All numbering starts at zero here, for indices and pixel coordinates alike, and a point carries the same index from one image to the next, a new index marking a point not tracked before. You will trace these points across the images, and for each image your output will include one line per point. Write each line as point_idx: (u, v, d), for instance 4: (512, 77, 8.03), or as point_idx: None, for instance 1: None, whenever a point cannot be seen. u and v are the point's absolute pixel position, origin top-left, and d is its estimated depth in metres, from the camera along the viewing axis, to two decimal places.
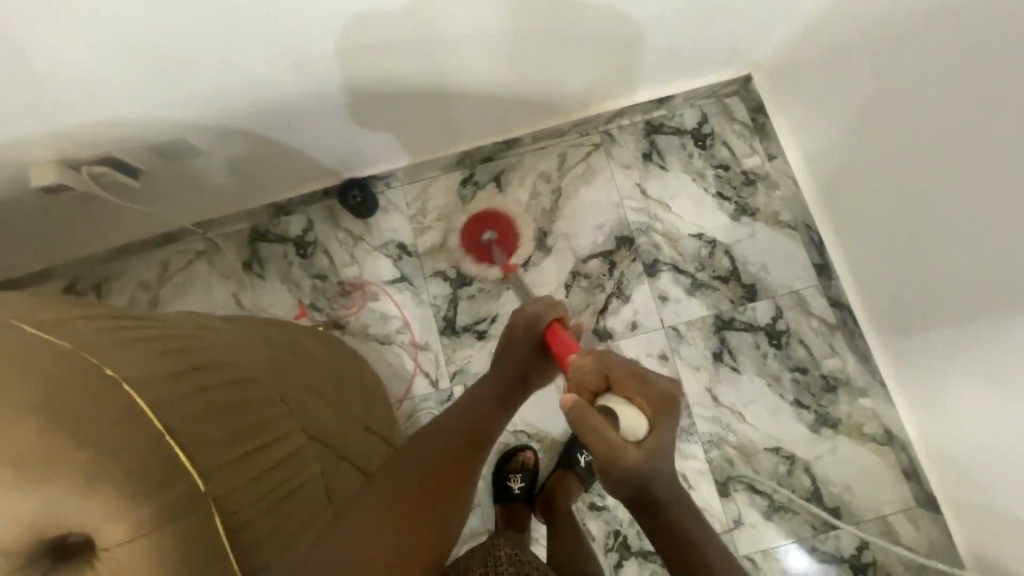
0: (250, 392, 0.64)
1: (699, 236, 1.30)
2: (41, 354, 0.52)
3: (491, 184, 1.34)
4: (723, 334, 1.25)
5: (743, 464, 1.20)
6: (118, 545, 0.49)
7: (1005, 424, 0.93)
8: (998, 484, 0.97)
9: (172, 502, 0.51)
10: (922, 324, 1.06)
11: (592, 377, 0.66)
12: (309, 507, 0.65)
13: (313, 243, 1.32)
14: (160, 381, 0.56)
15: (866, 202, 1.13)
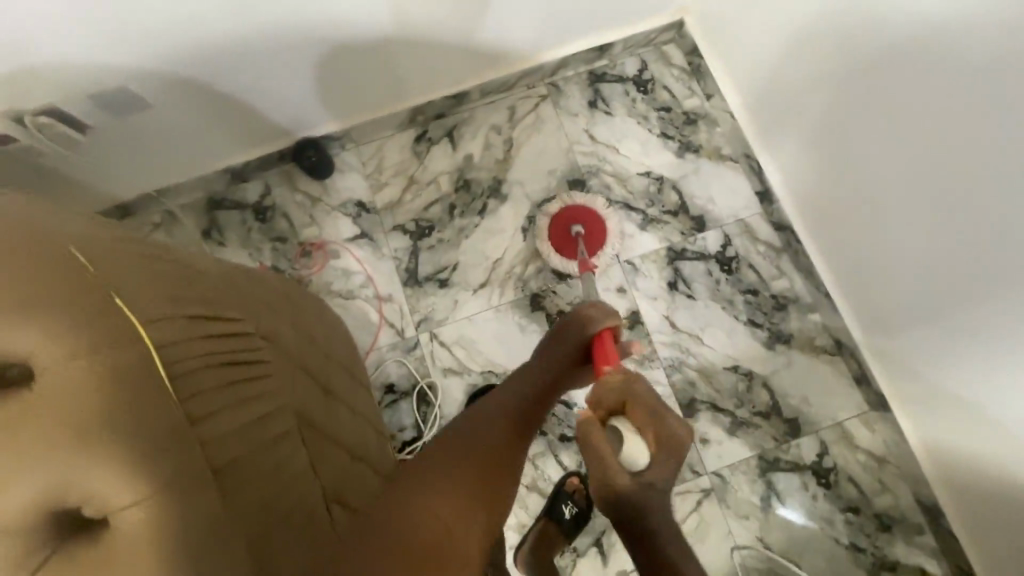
0: (194, 275, 0.66)
1: (647, 174, 1.35)
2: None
3: (444, 139, 1.38)
4: (676, 264, 1.30)
5: (705, 385, 1.24)
6: (62, 367, 0.50)
7: (932, 304, 1.00)
8: (935, 365, 1.04)
9: (112, 332, 0.53)
10: (856, 227, 1.13)
11: (612, 401, 0.70)
12: (262, 389, 0.65)
13: (272, 207, 1.34)
14: (97, 241, 0.58)
15: (795, 123, 1.20)
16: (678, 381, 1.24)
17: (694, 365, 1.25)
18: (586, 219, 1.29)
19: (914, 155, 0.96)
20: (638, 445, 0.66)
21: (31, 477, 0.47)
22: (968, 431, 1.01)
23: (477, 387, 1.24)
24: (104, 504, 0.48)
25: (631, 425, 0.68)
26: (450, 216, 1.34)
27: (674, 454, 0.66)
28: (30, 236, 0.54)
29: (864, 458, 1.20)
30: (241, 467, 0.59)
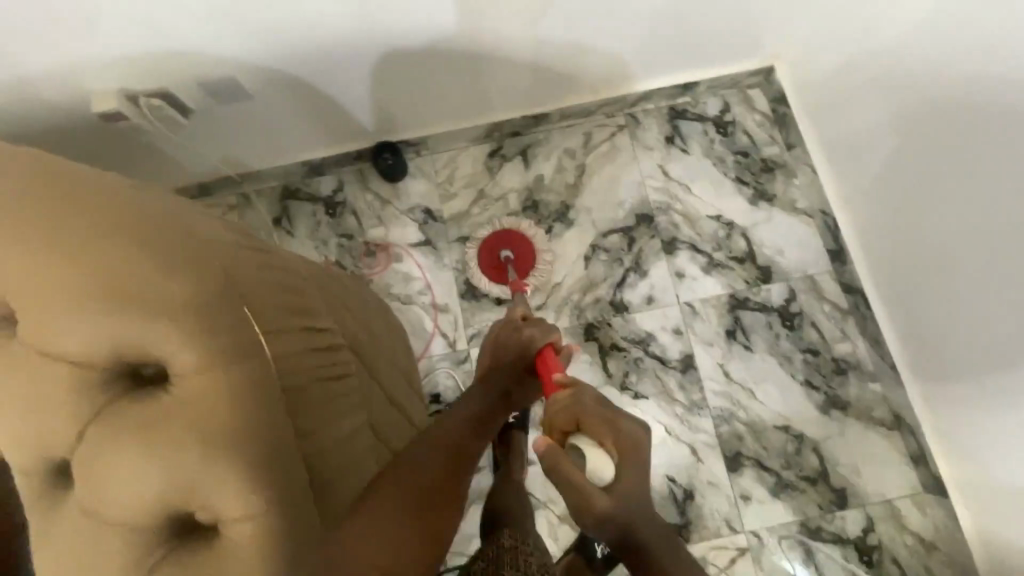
0: (300, 285, 0.72)
1: (717, 218, 1.34)
2: (146, 213, 0.63)
3: (517, 157, 1.39)
4: (737, 313, 1.28)
5: (752, 440, 1.21)
6: (193, 374, 0.57)
7: (1002, 396, 0.96)
8: (1001, 458, 0.99)
9: (238, 345, 0.60)
10: (930, 302, 1.09)
11: (565, 419, 0.70)
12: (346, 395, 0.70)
13: (342, 204, 1.37)
14: (213, 264, 0.62)
15: (876, 185, 1.17)
16: (725, 432, 1.22)
17: (743, 418, 1.22)
18: (513, 244, 1.28)
19: (1003, 244, 0.92)
20: (602, 458, 0.65)
21: (158, 465, 0.56)
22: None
23: None
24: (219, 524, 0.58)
25: (590, 442, 0.66)
26: (514, 234, 1.34)
27: (639, 460, 0.66)
28: (182, 248, 0.61)
29: (912, 541, 1.15)
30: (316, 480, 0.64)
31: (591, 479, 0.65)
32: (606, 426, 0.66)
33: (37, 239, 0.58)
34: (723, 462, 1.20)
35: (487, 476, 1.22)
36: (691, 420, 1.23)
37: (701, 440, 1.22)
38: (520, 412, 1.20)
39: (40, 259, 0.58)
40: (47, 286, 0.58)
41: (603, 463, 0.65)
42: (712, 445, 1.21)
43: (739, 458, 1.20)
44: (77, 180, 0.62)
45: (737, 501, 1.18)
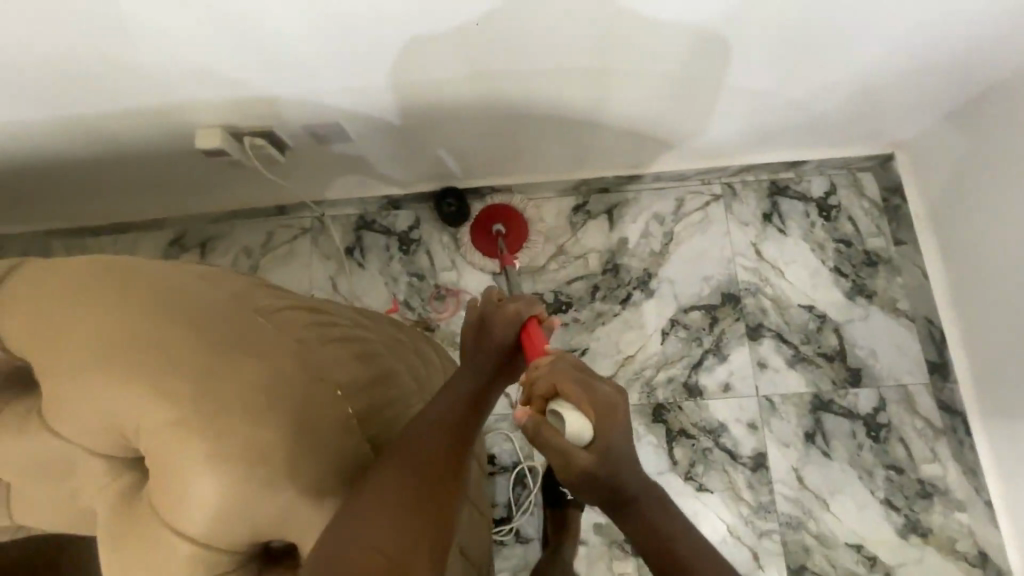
0: (382, 384, 0.78)
1: (809, 308, 1.25)
2: (297, 382, 0.66)
3: (602, 215, 1.32)
4: (819, 415, 1.20)
5: (820, 555, 1.14)
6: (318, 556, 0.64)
7: None
8: None
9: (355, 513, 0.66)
10: None
11: (542, 385, 0.65)
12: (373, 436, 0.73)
13: (417, 241, 1.33)
14: (320, 402, 0.66)
15: (997, 311, 1.09)
16: (791, 541, 1.15)
17: (813, 530, 1.15)
18: (506, 218, 1.26)
19: None
20: (582, 422, 0.62)
21: None
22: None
23: None
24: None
25: (568, 405, 0.63)
26: (590, 297, 1.28)
27: (616, 419, 0.63)
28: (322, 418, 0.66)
29: None
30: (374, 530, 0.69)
31: (573, 441, 0.63)
32: (584, 394, 0.62)
33: (189, 409, 0.60)
34: (786, 574, 1.13)
35: (534, 549, 1.18)
36: (756, 524, 1.16)
37: (764, 546, 1.15)
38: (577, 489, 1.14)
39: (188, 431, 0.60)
40: (164, 445, 0.60)
41: (584, 427, 0.62)
42: (776, 553, 1.14)
43: (804, 572, 1.13)
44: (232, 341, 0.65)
45: None
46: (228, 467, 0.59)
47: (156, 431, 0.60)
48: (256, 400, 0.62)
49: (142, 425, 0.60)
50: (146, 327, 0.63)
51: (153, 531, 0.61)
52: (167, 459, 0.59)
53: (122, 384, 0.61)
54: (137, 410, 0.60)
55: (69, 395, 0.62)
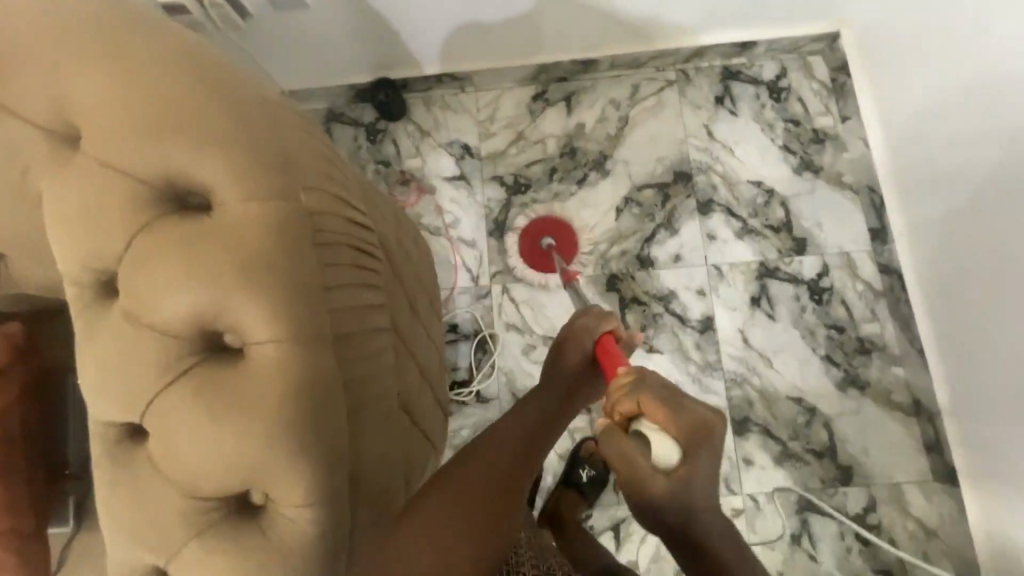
0: (362, 254, 0.60)
1: (757, 183, 1.31)
2: (265, 172, 0.53)
3: (560, 103, 1.37)
4: (765, 281, 1.26)
5: (762, 407, 1.20)
6: (260, 346, 0.50)
7: (1018, 379, 0.97)
8: (1007, 440, 1.00)
9: (315, 401, 0.51)
10: (959, 287, 1.08)
11: (628, 403, 0.59)
12: (362, 373, 0.57)
13: (383, 131, 1.38)
14: (291, 228, 0.52)
15: (919, 166, 1.16)
16: (736, 396, 1.21)
17: (756, 385, 1.21)
18: (555, 231, 1.30)
19: (999, 231, 0.98)
20: (665, 442, 0.55)
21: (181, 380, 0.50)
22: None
23: (522, 320, 1.27)
24: (244, 334, 0.51)
25: (653, 425, 0.56)
26: (548, 178, 1.34)
27: (712, 444, 0.55)
28: (280, 237, 0.51)
29: (913, 527, 1.14)
30: (363, 358, 0.57)
31: (657, 470, 0.54)
32: (677, 410, 0.56)
33: (141, 119, 0.52)
34: (730, 424, 1.20)
35: (495, 409, 1.24)
36: (702, 381, 1.22)
37: (710, 400, 1.21)
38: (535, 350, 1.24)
39: (137, 130, 0.52)
40: (108, 132, 0.52)
41: (670, 451, 0.54)
42: (721, 407, 1.21)
43: (747, 422, 1.20)
44: (211, 89, 0.55)
45: (738, 464, 1.18)
46: (208, 130, 0.53)
47: (129, 83, 0.53)
48: (248, 107, 0.55)
49: (108, 121, 0.52)
50: (123, 38, 0.55)
51: (94, 178, 0.52)
52: (138, 114, 0.52)
53: (97, 42, 0.54)
54: (107, 68, 0.53)
55: (29, 47, 0.55)
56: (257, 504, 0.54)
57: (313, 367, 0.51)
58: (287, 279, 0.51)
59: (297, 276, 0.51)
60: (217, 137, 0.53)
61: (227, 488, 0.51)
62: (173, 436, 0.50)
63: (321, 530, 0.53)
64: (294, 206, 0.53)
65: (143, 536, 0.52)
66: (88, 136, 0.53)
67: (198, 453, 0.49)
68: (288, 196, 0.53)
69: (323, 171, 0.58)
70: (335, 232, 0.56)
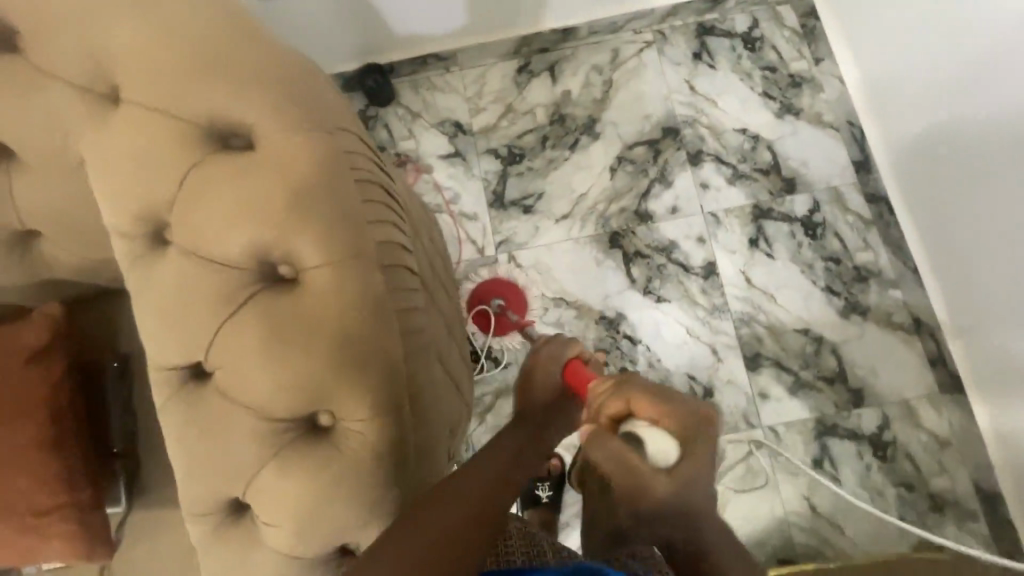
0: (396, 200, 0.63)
1: (742, 130, 1.35)
2: (309, 117, 0.56)
3: (545, 73, 1.41)
4: (761, 222, 1.30)
5: (771, 342, 1.25)
6: (319, 273, 0.53)
7: (1006, 278, 1.03)
8: (1001, 338, 1.06)
9: (375, 326, 0.54)
10: (942, 203, 1.15)
11: (614, 405, 0.60)
12: (411, 311, 0.60)
13: (375, 117, 1.41)
14: (336, 167, 0.55)
15: (893, 95, 1.22)
16: (745, 334, 1.25)
17: (763, 322, 1.26)
18: (502, 292, 1.30)
19: (972, 142, 1.04)
20: (659, 438, 0.56)
21: (249, 314, 0.54)
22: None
23: (531, 285, 1.30)
24: (299, 263, 0.54)
25: (646, 422, 0.57)
26: (541, 146, 1.37)
27: (704, 437, 0.58)
28: (326, 174, 0.54)
29: (926, 438, 1.19)
30: (408, 292, 0.60)
31: (656, 467, 0.55)
32: (668, 403, 0.58)
33: (189, 75, 0.56)
34: (742, 362, 1.24)
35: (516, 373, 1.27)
36: (712, 324, 1.26)
37: (721, 341, 1.25)
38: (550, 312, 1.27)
39: (187, 84, 0.55)
40: (160, 88, 0.56)
41: (667, 443, 0.56)
42: (732, 346, 1.25)
43: (758, 358, 1.24)
44: (249, 43, 0.58)
45: (754, 399, 1.23)
46: (250, 78, 0.56)
47: (169, 40, 0.56)
48: (280, 58, 0.59)
49: (157, 79, 0.56)
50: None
51: (144, 140, 0.56)
52: (185, 70, 0.56)
53: (131, 2, 0.57)
54: (146, 23, 0.57)
55: (55, 21, 0.57)
56: (324, 427, 0.56)
57: (367, 290, 0.53)
58: (336, 210, 0.54)
59: (345, 207, 0.54)
60: (257, 84, 0.56)
61: (297, 407, 0.54)
62: (243, 360, 0.53)
63: (387, 445, 0.55)
64: (335, 146, 0.56)
65: (218, 460, 0.56)
66: (134, 97, 0.56)
67: (270, 373, 0.53)
68: (328, 137, 0.56)
69: (352, 122, 0.62)
70: (371, 174, 0.59)
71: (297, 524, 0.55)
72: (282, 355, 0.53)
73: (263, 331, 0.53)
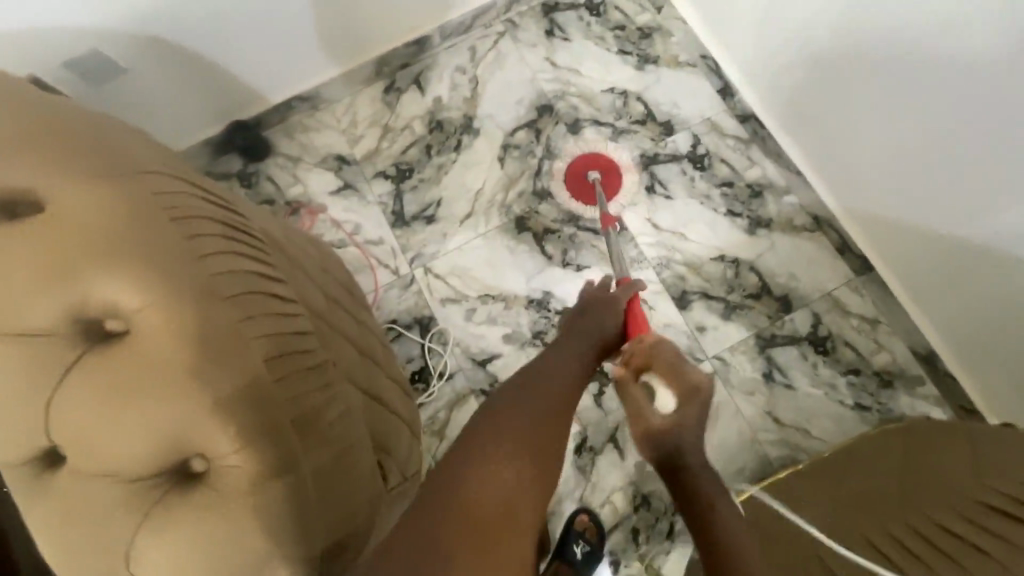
0: (237, 235, 0.66)
1: (611, 90, 1.40)
2: (112, 181, 0.60)
3: (412, 87, 1.42)
4: (652, 169, 1.34)
5: (694, 277, 1.28)
6: (146, 316, 0.57)
7: (881, 143, 1.09)
8: (891, 203, 1.12)
9: (217, 351, 0.57)
10: (802, 98, 1.21)
11: (638, 355, 0.73)
12: (275, 336, 0.61)
13: (255, 173, 1.37)
14: (148, 216, 0.60)
15: (730, 17, 1.29)
16: (668, 276, 1.28)
17: (681, 260, 1.29)
18: (599, 165, 1.31)
19: (814, 30, 1.10)
20: (660, 390, 0.71)
21: (84, 377, 0.55)
22: (959, 263, 1.04)
23: (454, 290, 1.30)
24: (120, 314, 0.57)
25: (657, 379, 0.71)
26: (427, 156, 1.38)
27: (699, 403, 0.67)
28: (135, 225, 0.59)
29: (857, 322, 1.24)
30: (266, 314, 0.62)
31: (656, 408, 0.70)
32: (679, 371, 0.69)
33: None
34: (672, 303, 1.26)
35: (463, 379, 1.25)
36: (634, 275, 1.28)
37: (648, 290, 1.27)
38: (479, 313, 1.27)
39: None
40: None
41: (666, 398, 0.71)
42: (659, 291, 1.27)
43: (686, 296, 1.27)
44: (43, 127, 0.62)
45: (694, 334, 1.25)
46: (52, 160, 0.60)
47: None
48: (85, 132, 0.63)
49: None
50: None
51: None
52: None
53: None
54: None
55: None
56: (197, 474, 0.57)
57: (204, 318, 0.58)
58: (159, 253, 0.59)
59: (166, 247, 0.59)
60: (59, 163, 0.60)
61: (163, 452, 0.55)
62: (91, 421, 0.55)
63: (265, 468, 0.57)
64: (147, 197, 0.61)
65: (89, 541, 0.55)
66: None
67: (123, 424, 0.55)
68: (140, 190, 0.61)
69: (173, 172, 0.66)
70: (200, 213, 0.64)
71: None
72: (132, 403, 0.55)
73: (104, 385, 0.55)
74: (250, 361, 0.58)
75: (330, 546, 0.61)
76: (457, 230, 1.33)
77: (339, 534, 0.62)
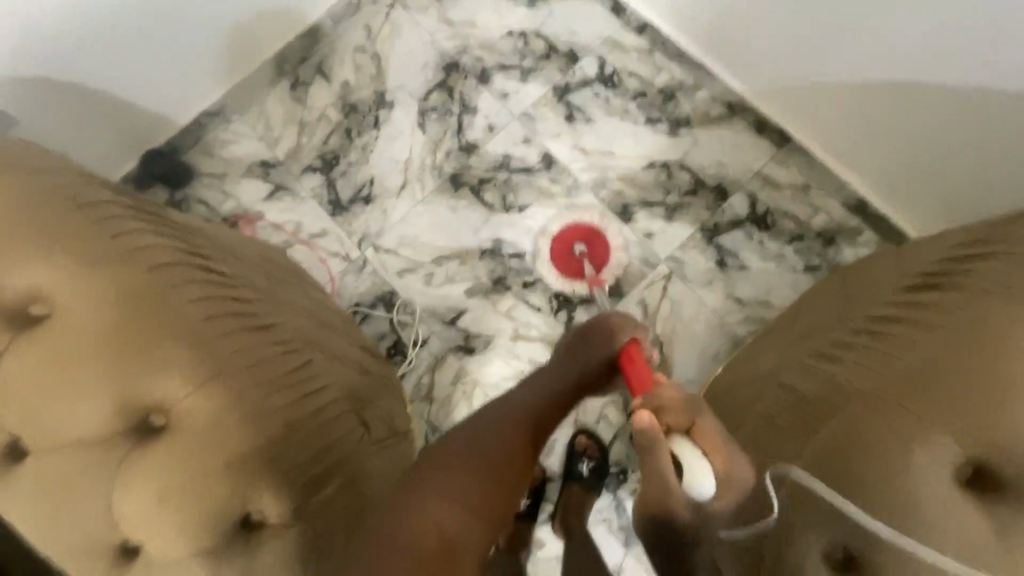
0: (152, 218, 0.71)
1: (509, 34, 1.41)
2: (12, 178, 0.64)
3: (316, 77, 1.41)
4: (567, 98, 1.37)
5: (631, 189, 1.32)
6: (70, 295, 0.62)
7: (754, 14, 1.16)
8: (780, 67, 1.19)
9: (146, 316, 0.63)
10: None
11: (677, 418, 0.61)
12: (205, 302, 0.66)
13: (185, 198, 1.36)
14: (52, 206, 0.64)
15: None
16: (607, 195, 1.32)
17: (616, 176, 1.32)
18: (586, 237, 1.30)
19: None
20: (703, 470, 0.58)
21: (24, 357, 0.60)
22: (858, 106, 1.11)
23: (406, 261, 1.31)
24: (51, 299, 0.62)
25: (697, 453, 0.59)
26: (349, 140, 1.39)
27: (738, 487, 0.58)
28: (42, 216, 0.63)
29: (790, 192, 1.28)
30: (192, 283, 0.67)
31: (685, 490, 0.58)
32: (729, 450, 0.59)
33: None
34: (617, 218, 1.30)
35: (438, 341, 1.27)
36: (575, 202, 1.32)
37: (591, 212, 1.31)
38: (440, 276, 1.30)
39: None
40: None
41: (705, 479, 0.57)
42: (601, 211, 1.31)
43: (628, 209, 1.31)
44: None
45: (643, 242, 1.29)
46: None
47: None
48: None
49: None
50: None
51: None
52: None
53: None
54: None
55: None
56: (157, 427, 0.61)
57: (127, 290, 0.63)
58: (70, 237, 0.63)
59: (77, 232, 0.64)
60: None
61: (121, 413, 0.60)
62: (37, 396, 0.60)
63: (217, 411, 0.62)
64: (41, 187, 0.65)
65: (73, 510, 0.60)
66: None
67: (68, 394, 0.60)
68: (33, 182, 0.65)
69: (64, 165, 0.70)
70: (108, 201, 0.68)
71: (175, 515, 0.59)
72: (73, 371, 0.60)
73: (43, 361, 0.60)
74: (177, 321, 0.63)
75: (311, 477, 0.66)
76: (397, 201, 1.34)
77: (319, 468, 0.67)
